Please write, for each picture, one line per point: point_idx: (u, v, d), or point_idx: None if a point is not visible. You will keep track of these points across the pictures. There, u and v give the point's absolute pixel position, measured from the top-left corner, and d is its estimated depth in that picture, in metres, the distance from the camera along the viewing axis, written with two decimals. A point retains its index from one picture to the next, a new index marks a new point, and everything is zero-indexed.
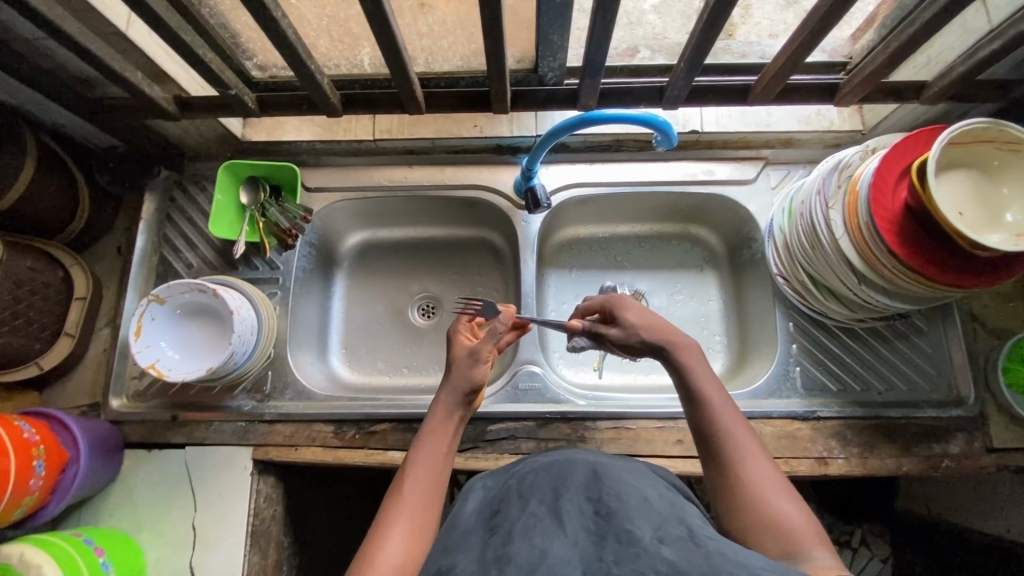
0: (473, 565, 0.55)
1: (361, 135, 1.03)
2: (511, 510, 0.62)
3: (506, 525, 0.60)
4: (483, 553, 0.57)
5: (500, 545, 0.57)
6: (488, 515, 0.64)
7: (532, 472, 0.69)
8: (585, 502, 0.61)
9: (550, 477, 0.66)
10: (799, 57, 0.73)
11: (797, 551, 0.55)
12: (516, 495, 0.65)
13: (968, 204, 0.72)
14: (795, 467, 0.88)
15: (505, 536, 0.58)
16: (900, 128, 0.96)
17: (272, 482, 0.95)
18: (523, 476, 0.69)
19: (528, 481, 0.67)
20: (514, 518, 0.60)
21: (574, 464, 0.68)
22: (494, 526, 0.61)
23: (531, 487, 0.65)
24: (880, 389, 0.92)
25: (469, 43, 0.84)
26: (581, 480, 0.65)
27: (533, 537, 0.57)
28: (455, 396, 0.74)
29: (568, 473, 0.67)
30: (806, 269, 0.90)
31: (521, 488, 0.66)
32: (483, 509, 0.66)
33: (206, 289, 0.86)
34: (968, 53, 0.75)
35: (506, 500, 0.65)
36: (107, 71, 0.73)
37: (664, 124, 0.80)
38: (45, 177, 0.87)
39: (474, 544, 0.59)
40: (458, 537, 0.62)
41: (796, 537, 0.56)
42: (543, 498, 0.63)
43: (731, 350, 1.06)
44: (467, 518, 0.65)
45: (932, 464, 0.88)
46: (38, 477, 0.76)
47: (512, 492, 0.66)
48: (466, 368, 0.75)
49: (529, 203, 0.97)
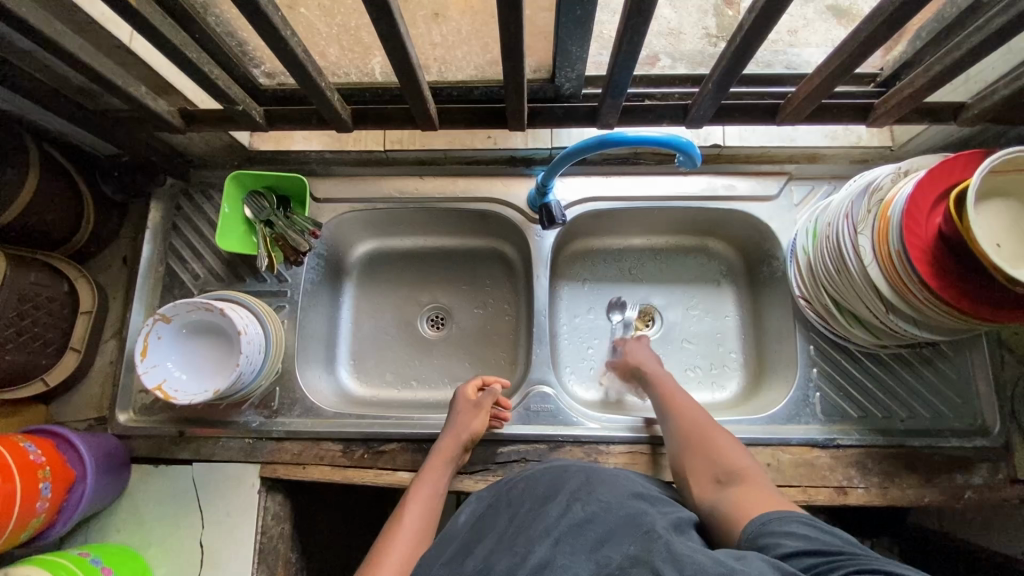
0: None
1: (371, 146, 1.00)
2: (500, 522, 0.67)
3: (492, 535, 0.66)
4: (469, 562, 0.63)
5: (484, 556, 0.63)
6: (477, 522, 0.70)
7: (526, 479, 0.72)
8: (573, 503, 0.64)
9: (542, 484, 0.69)
10: (835, 78, 0.69)
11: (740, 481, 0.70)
12: (506, 503, 0.70)
13: (1007, 235, 0.69)
14: (813, 496, 0.86)
15: (492, 549, 0.63)
16: (931, 146, 0.92)
17: (279, 499, 0.94)
18: (513, 483, 0.73)
19: (521, 487, 0.71)
20: (502, 530, 0.65)
21: (568, 472, 0.70)
22: (482, 535, 0.67)
23: (522, 495, 0.70)
24: (903, 417, 0.89)
25: (484, 52, 0.81)
26: (572, 485, 0.67)
27: (518, 547, 0.61)
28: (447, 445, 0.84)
29: (561, 480, 0.69)
30: (830, 292, 0.87)
31: (511, 495, 0.71)
32: (474, 518, 0.71)
33: (213, 307, 0.84)
34: (1013, 74, 0.71)
35: (495, 506, 0.70)
36: (108, 86, 0.70)
37: (687, 145, 0.76)
38: (48, 188, 0.85)
39: (459, 553, 0.66)
40: (448, 547, 0.68)
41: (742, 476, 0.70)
42: (530, 506, 0.66)
43: (748, 368, 1.03)
44: (459, 527, 0.70)
45: (954, 495, 0.86)
46: (44, 499, 0.75)
47: (502, 499, 0.71)
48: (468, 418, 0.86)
49: (545, 219, 0.92)
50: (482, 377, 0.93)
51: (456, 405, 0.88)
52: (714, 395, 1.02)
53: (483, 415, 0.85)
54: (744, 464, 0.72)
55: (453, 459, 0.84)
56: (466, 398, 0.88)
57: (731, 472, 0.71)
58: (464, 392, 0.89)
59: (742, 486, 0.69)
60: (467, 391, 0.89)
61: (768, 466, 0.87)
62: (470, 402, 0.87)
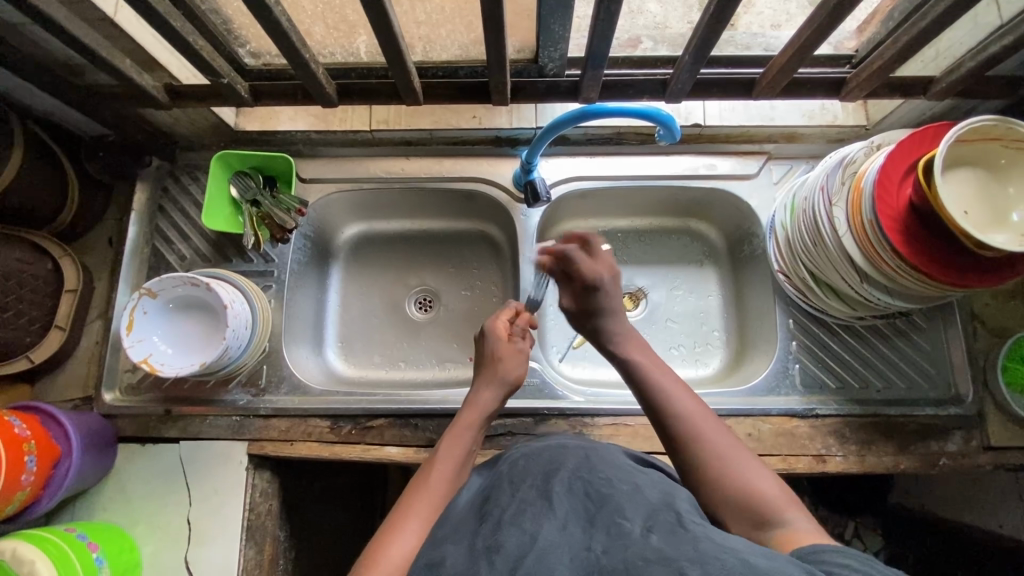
0: (462, 555, 0.56)
1: (357, 126, 1.00)
2: (502, 497, 0.63)
3: (496, 513, 0.61)
4: (473, 542, 0.58)
5: (489, 534, 0.58)
6: (478, 505, 0.65)
7: (523, 459, 0.69)
8: (576, 483, 0.62)
9: (541, 463, 0.67)
10: (807, 50, 0.71)
11: (762, 509, 0.60)
12: (507, 482, 0.65)
13: (974, 203, 0.71)
14: (793, 465, 0.88)
15: (495, 525, 0.58)
16: (905, 124, 0.95)
17: (268, 477, 0.94)
18: (514, 462, 0.70)
19: (519, 466, 0.68)
20: (505, 504, 0.61)
21: (565, 451, 0.68)
22: (485, 514, 0.62)
23: (522, 473, 0.66)
24: (879, 387, 0.92)
25: (468, 31, 0.82)
26: (572, 464, 0.65)
27: (524, 523, 0.57)
28: (487, 394, 0.80)
29: (560, 458, 0.67)
30: (807, 265, 0.89)
31: (512, 474, 0.67)
32: (474, 501, 0.66)
33: (199, 283, 0.84)
34: (978, 48, 0.73)
35: (497, 487, 0.66)
36: (91, 57, 0.70)
37: (667, 118, 0.77)
38: (32, 166, 0.85)
39: (463, 534, 0.60)
40: (450, 529, 0.63)
41: (762, 498, 0.61)
42: (533, 484, 0.63)
43: (730, 345, 1.05)
44: (459, 514, 0.66)
45: (929, 462, 0.88)
46: (29, 472, 0.75)
47: (504, 479, 0.66)
48: (504, 363, 0.82)
49: (529, 197, 0.95)
50: (514, 305, 0.90)
51: (490, 341, 0.84)
52: (697, 371, 1.04)
53: (524, 356, 0.84)
54: (771, 490, 0.61)
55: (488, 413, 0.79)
56: (500, 336, 0.85)
57: (762, 509, 0.60)
58: (496, 326, 0.85)
59: (780, 529, 0.59)
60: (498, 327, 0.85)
61: (749, 436, 0.89)
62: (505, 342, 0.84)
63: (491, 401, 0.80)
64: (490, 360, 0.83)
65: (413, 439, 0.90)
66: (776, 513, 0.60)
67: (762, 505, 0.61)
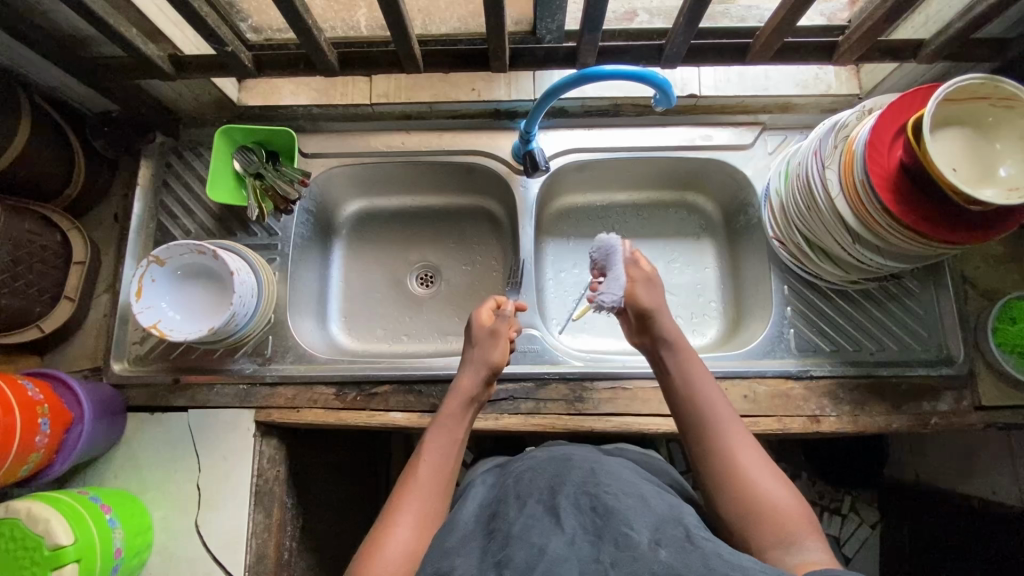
0: (471, 569, 0.56)
1: (358, 99, 1.01)
2: (509, 512, 0.63)
3: (503, 530, 0.60)
4: (482, 558, 0.57)
5: (499, 549, 0.57)
6: (485, 518, 0.65)
7: (530, 471, 0.69)
8: (582, 497, 0.62)
9: (547, 476, 0.67)
10: (798, 11, 0.73)
11: (778, 525, 0.61)
12: (514, 496, 0.65)
13: (963, 161, 0.73)
14: (787, 425, 0.90)
15: (503, 540, 0.58)
16: (897, 92, 0.97)
17: (275, 444, 0.96)
18: (520, 475, 0.69)
19: (525, 480, 0.68)
20: (513, 519, 0.61)
21: (571, 463, 0.68)
22: (492, 530, 0.62)
23: (528, 487, 0.66)
24: (873, 350, 0.94)
25: (466, 4, 0.85)
26: (578, 477, 0.65)
27: (532, 537, 0.57)
28: (468, 379, 0.81)
29: (565, 471, 0.67)
30: (802, 231, 0.90)
31: (518, 488, 0.66)
32: (481, 513, 0.66)
33: (206, 250, 0.86)
34: (965, 9, 0.75)
35: (504, 501, 0.66)
36: (99, 25, 0.72)
37: (664, 82, 0.79)
38: (39, 139, 0.87)
39: (471, 549, 0.59)
40: (457, 541, 0.62)
41: (781, 515, 0.61)
42: (540, 499, 0.63)
43: (727, 315, 1.07)
44: (465, 522, 0.65)
45: (921, 421, 0.90)
46: (43, 434, 0.77)
47: (510, 493, 0.66)
48: (483, 352, 0.83)
49: (529, 167, 0.97)
50: (496, 297, 0.91)
51: (474, 333, 0.85)
52: (694, 341, 1.06)
53: (505, 339, 0.85)
54: (787, 504, 0.62)
55: (471, 399, 0.80)
56: (483, 326, 0.85)
57: (775, 522, 0.61)
58: (480, 318, 0.86)
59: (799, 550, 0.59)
60: (483, 320, 0.86)
61: (745, 398, 0.91)
62: (488, 330, 0.85)
63: (473, 385, 0.81)
64: (475, 351, 0.84)
65: (417, 404, 0.92)
66: (787, 526, 0.60)
67: (780, 523, 0.61)
